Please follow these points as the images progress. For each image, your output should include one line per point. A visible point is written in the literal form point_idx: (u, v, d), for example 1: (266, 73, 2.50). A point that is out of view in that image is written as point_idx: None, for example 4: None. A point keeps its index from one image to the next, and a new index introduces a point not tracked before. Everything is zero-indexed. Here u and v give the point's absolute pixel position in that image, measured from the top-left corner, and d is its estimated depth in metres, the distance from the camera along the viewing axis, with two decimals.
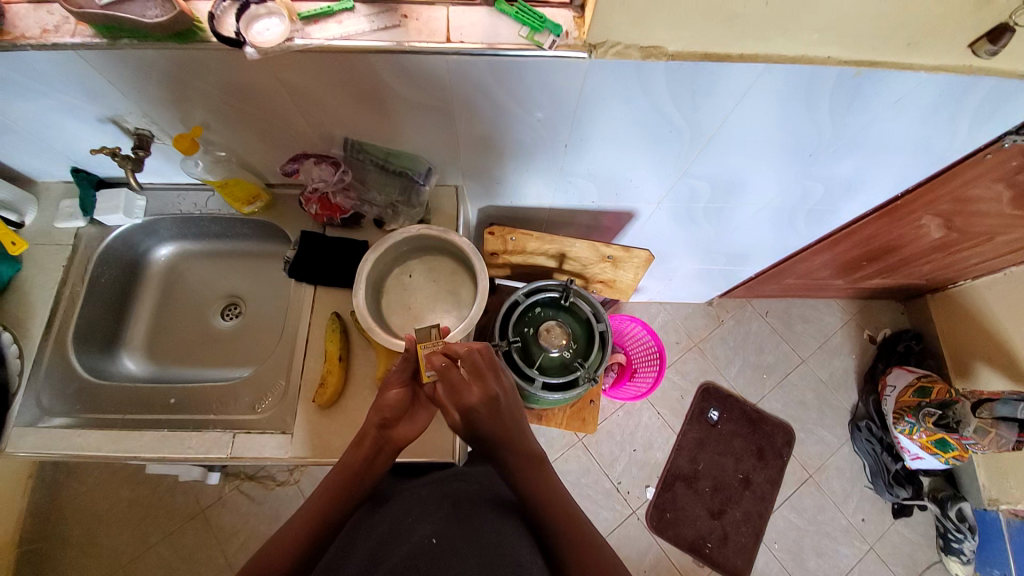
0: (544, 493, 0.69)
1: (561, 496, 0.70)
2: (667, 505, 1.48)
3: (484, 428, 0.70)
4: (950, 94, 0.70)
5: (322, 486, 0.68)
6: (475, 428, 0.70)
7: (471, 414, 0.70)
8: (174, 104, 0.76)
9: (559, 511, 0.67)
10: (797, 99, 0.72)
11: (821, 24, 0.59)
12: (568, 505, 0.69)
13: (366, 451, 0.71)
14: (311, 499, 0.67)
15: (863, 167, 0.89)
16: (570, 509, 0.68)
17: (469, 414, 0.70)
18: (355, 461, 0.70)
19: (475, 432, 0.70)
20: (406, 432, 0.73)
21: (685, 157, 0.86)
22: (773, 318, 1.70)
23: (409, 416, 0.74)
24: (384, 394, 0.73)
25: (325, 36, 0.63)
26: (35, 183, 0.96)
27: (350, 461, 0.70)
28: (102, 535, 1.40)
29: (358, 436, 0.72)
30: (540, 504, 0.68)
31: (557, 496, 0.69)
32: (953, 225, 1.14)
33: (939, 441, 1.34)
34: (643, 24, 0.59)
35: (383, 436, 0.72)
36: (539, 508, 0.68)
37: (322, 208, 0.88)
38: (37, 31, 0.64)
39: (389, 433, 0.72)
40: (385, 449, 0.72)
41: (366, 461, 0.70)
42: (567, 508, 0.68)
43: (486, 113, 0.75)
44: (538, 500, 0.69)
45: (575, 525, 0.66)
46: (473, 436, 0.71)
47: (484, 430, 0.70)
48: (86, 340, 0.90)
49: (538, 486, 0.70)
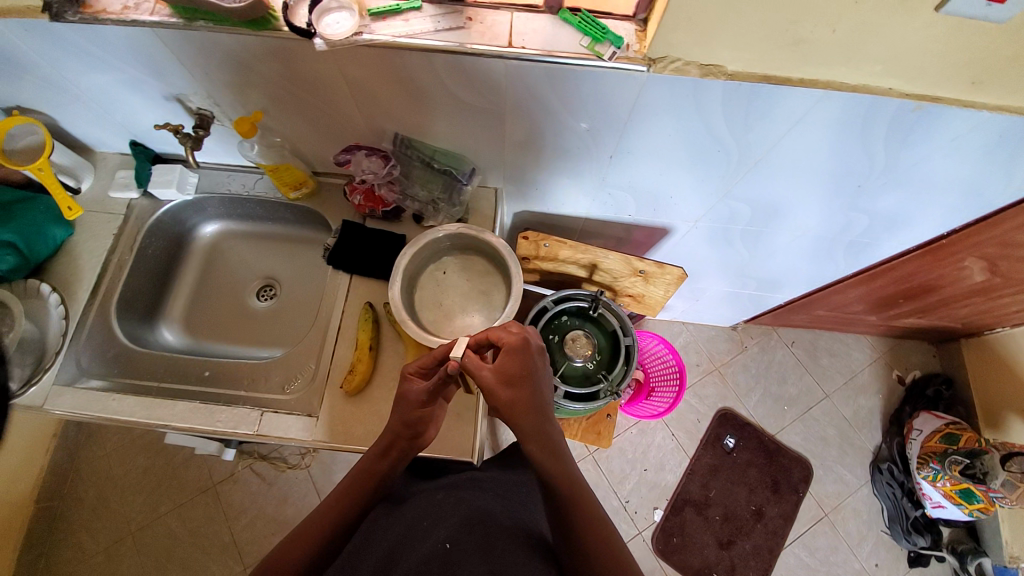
0: (560, 472, 0.64)
1: (578, 484, 0.65)
2: (675, 530, 1.46)
3: (520, 367, 0.64)
4: (1010, 136, 0.69)
5: (340, 487, 0.67)
6: (514, 365, 0.64)
7: (512, 346, 0.65)
8: (238, 88, 0.78)
9: (576, 505, 0.63)
10: (852, 128, 0.71)
11: (884, 55, 0.59)
12: (585, 496, 0.64)
13: (391, 461, 0.68)
14: (329, 499, 0.66)
15: (909, 203, 0.87)
16: (589, 505, 0.64)
17: (508, 353, 0.65)
18: (378, 468, 0.67)
19: (513, 369, 0.64)
20: (433, 433, 0.71)
21: (729, 178, 0.86)
22: (798, 349, 1.67)
23: (435, 421, 0.71)
24: (412, 414, 0.68)
25: (390, 32, 0.65)
26: (94, 153, 1.00)
27: (370, 468, 0.67)
28: (116, 499, 1.43)
29: (382, 447, 0.69)
30: (555, 488, 0.64)
31: (574, 479, 0.64)
32: (997, 270, 1.10)
33: (964, 491, 1.30)
34: (704, 42, 0.60)
35: (412, 445, 0.69)
36: (555, 499, 0.64)
37: (366, 199, 0.91)
38: (119, 8, 0.67)
39: (417, 442, 0.69)
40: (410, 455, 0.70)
41: (388, 469, 0.68)
42: (585, 503, 0.64)
43: (536, 118, 0.77)
44: (555, 483, 0.64)
45: (592, 525, 0.62)
46: (511, 377, 0.63)
47: (523, 368, 0.64)
48: (128, 308, 0.94)
49: (555, 462, 0.63)
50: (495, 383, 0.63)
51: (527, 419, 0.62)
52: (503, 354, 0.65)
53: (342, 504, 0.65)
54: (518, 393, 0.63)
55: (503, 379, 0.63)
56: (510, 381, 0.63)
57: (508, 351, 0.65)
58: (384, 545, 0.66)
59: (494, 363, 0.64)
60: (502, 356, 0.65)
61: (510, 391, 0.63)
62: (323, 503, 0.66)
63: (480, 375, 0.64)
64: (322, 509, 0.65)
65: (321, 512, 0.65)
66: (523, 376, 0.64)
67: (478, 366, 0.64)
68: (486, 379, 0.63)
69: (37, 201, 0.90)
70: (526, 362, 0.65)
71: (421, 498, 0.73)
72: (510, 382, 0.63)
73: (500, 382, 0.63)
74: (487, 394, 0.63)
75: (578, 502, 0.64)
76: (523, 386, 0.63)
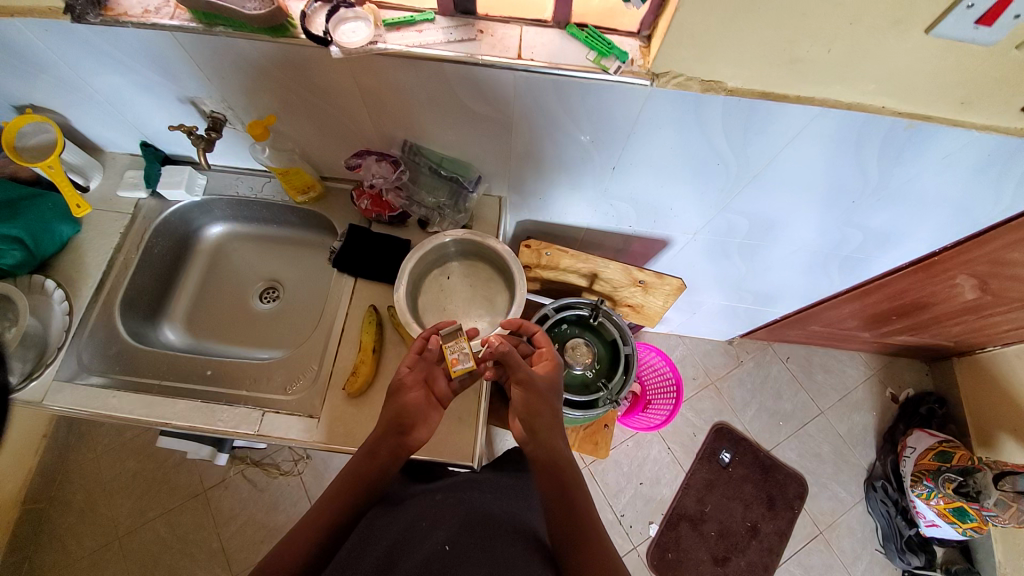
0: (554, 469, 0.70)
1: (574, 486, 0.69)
2: (670, 545, 1.45)
3: (555, 383, 0.76)
4: (998, 156, 0.72)
5: (333, 486, 0.66)
6: (552, 379, 0.76)
7: (551, 366, 0.77)
8: (252, 93, 0.80)
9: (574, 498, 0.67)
10: (847, 144, 0.74)
11: (877, 75, 0.62)
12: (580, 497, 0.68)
13: (382, 460, 0.68)
14: (320, 503, 0.65)
15: (900, 221, 0.90)
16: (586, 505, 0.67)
17: (548, 370, 0.77)
18: (369, 469, 0.67)
19: (552, 384, 0.76)
20: (423, 435, 0.71)
21: (727, 191, 0.89)
22: (793, 365, 1.68)
23: (424, 420, 0.72)
24: (399, 404, 0.71)
25: (404, 42, 0.67)
26: (103, 153, 1.02)
27: (366, 468, 0.67)
28: (103, 503, 1.41)
29: (372, 446, 0.69)
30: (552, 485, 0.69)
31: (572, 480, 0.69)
32: (988, 288, 1.13)
33: (958, 510, 1.30)
34: (706, 59, 0.62)
35: (400, 443, 0.69)
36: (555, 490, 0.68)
37: (372, 204, 0.93)
38: (140, 11, 0.69)
39: (406, 441, 0.69)
40: (400, 456, 0.69)
41: (379, 469, 0.67)
42: (579, 502, 0.67)
43: (542, 129, 0.79)
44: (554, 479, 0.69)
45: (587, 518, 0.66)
46: (555, 385, 0.76)
47: (555, 384, 0.77)
48: (132, 306, 0.94)
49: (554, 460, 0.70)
50: (538, 390, 0.74)
51: (535, 428, 0.72)
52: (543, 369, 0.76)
53: (337, 505, 0.64)
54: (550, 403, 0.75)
55: (542, 389, 0.74)
56: (554, 388, 0.76)
57: (545, 367, 0.77)
58: (383, 543, 0.65)
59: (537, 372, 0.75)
60: (550, 368, 0.77)
61: (545, 400, 0.74)
62: (317, 501, 0.65)
63: (532, 377, 0.74)
64: (315, 513, 0.64)
65: (318, 510, 0.64)
66: (554, 391, 0.76)
67: (533, 372, 0.74)
68: (537, 382, 0.74)
69: (47, 197, 0.91)
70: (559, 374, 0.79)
71: (417, 501, 0.72)
72: (548, 392, 0.75)
73: (547, 388, 0.75)
74: (534, 393, 0.73)
75: (574, 501, 0.67)
76: (554, 398, 0.75)
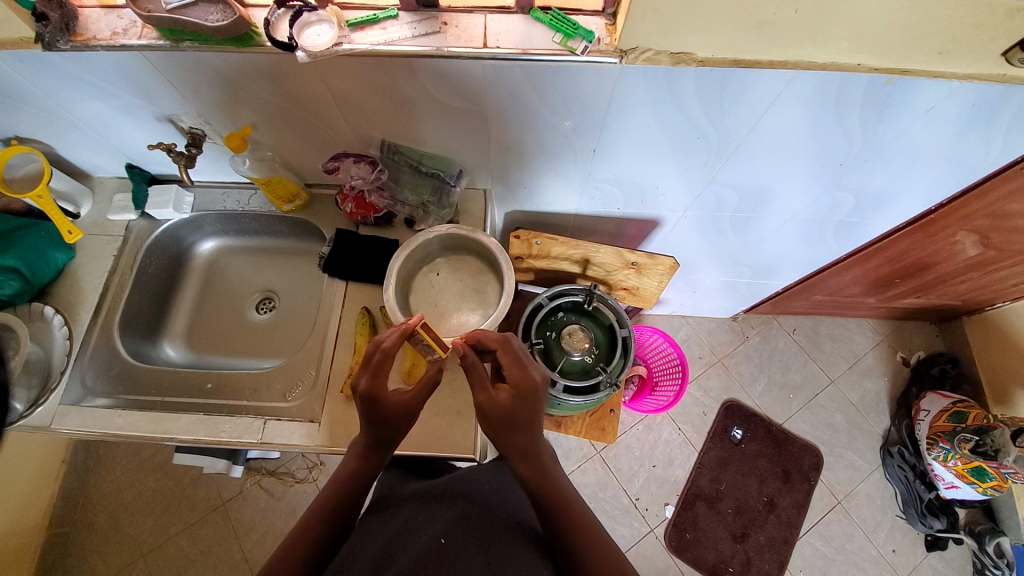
0: (547, 482, 0.69)
1: (571, 497, 0.69)
2: (687, 525, 1.45)
3: (523, 415, 0.67)
4: (984, 104, 0.70)
5: (325, 491, 0.68)
6: (520, 409, 0.67)
7: (521, 392, 0.68)
8: (227, 106, 0.81)
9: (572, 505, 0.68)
10: (827, 106, 0.72)
11: (848, 31, 0.60)
12: (577, 508, 0.68)
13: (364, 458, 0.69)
14: (312, 506, 0.66)
15: (894, 180, 0.88)
16: (578, 509, 0.68)
17: (517, 397, 0.67)
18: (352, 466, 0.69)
19: (518, 415, 0.67)
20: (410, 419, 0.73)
21: (712, 165, 0.88)
22: (800, 336, 1.67)
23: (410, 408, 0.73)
24: (396, 421, 0.68)
25: (369, 41, 0.67)
26: (91, 178, 1.03)
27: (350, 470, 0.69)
28: (127, 522, 1.44)
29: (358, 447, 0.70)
30: (550, 502, 0.68)
31: (567, 495, 0.69)
32: (990, 242, 1.10)
33: (976, 469, 1.27)
34: (672, 31, 0.62)
35: (387, 441, 0.70)
36: (553, 498, 0.68)
37: (357, 206, 0.94)
38: (108, 33, 0.70)
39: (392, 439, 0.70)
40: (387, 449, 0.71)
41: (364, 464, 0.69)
42: (575, 506, 0.68)
43: (518, 117, 0.78)
44: (549, 498, 0.68)
45: (584, 527, 0.65)
46: (521, 416, 0.67)
47: (525, 415, 0.68)
48: (131, 327, 0.95)
49: (548, 483, 0.69)
50: (498, 418, 0.67)
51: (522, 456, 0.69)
52: (508, 395, 0.67)
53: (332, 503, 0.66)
54: (515, 436, 0.67)
55: (504, 417, 0.67)
56: (519, 419, 0.67)
57: (516, 395, 0.68)
58: (379, 543, 0.63)
59: (501, 398, 0.67)
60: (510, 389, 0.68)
61: (509, 429, 0.67)
62: (313, 504, 0.67)
63: (490, 402, 0.67)
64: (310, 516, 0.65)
65: (312, 512, 0.66)
66: (524, 422, 0.68)
67: (492, 398, 0.67)
68: (496, 409, 0.67)
69: (39, 226, 0.91)
70: (529, 394, 0.68)
71: (413, 500, 0.71)
72: (510, 423, 0.67)
73: (508, 417, 0.67)
74: (492, 421, 0.67)
75: (566, 501, 0.68)
76: (521, 431, 0.67)
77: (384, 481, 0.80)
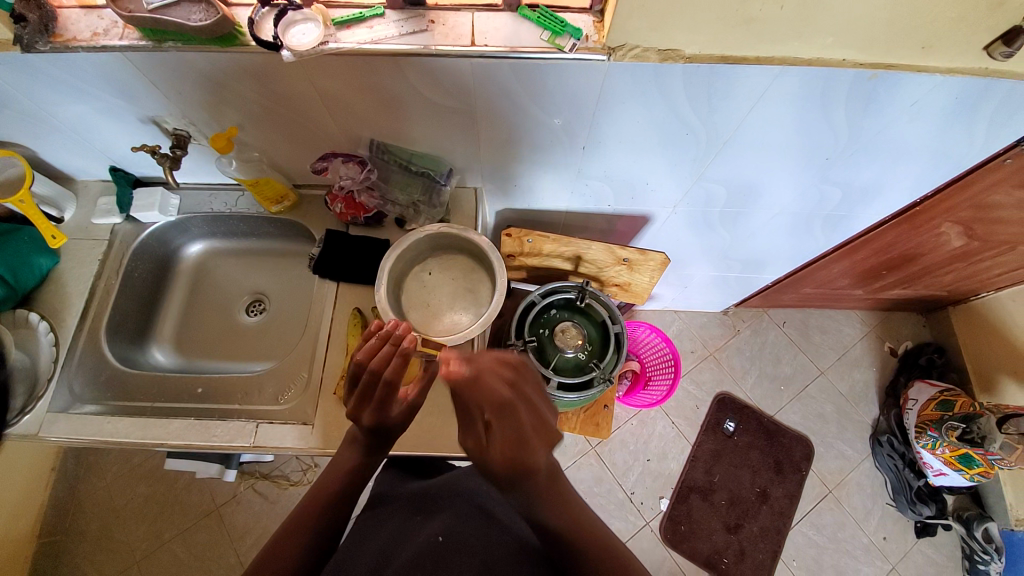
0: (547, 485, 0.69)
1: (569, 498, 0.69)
2: (682, 518, 1.46)
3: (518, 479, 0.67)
4: (968, 98, 0.71)
5: (315, 490, 0.68)
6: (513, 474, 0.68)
7: (517, 462, 0.67)
8: (212, 107, 0.80)
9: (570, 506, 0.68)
10: (813, 101, 0.73)
11: (834, 27, 0.61)
12: (576, 507, 0.68)
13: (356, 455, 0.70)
14: (304, 504, 0.66)
15: (880, 173, 0.89)
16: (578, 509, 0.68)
17: (514, 465, 0.67)
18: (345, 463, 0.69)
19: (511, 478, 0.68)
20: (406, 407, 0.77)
21: (701, 161, 0.88)
22: (790, 329, 1.68)
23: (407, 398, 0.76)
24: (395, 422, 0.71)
25: (355, 40, 0.66)
26: (74, 182, 1.01)
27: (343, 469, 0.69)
28: (119, 529, 1.42)
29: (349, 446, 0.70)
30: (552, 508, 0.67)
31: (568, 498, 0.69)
32: (974, 233, 1.12)
33: (963, 456, 1.29)
34: (660, 28, 0.62)
35: (382, 441, 0.71)
36: (554, 502, 0.68)
37: (346, 207, 0.93)
38: (88, 34, 0.68)
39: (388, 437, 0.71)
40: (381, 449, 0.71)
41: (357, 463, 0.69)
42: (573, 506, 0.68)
43: (507, 115, 0.78)
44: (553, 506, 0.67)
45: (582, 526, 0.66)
46: (514, 478, 0.68)
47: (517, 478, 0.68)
48: (119, 332, 0.94)
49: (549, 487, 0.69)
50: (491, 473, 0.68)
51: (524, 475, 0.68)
52: (503, 462, 0.67)
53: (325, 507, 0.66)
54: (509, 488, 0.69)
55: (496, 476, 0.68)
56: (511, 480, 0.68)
57: (510, 462, 0.67)
58: (377, 544, 0.64)
59: (495, 460, 0.67)
60: (504, 454, 0.67)
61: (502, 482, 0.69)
62: (304, 504, 0.66)
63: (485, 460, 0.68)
64: (301, 515, 0.65)
65: (302, 512, 0.65)
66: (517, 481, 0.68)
67: (488, 457, 0.68)
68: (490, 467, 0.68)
69: (22, 230, 0.90)
70: (524, 461, 0.67)
71: (409, 500, 0.72)
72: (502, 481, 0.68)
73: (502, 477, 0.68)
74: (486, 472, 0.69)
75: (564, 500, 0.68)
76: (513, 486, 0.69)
77: (380, 481, 0.81)
